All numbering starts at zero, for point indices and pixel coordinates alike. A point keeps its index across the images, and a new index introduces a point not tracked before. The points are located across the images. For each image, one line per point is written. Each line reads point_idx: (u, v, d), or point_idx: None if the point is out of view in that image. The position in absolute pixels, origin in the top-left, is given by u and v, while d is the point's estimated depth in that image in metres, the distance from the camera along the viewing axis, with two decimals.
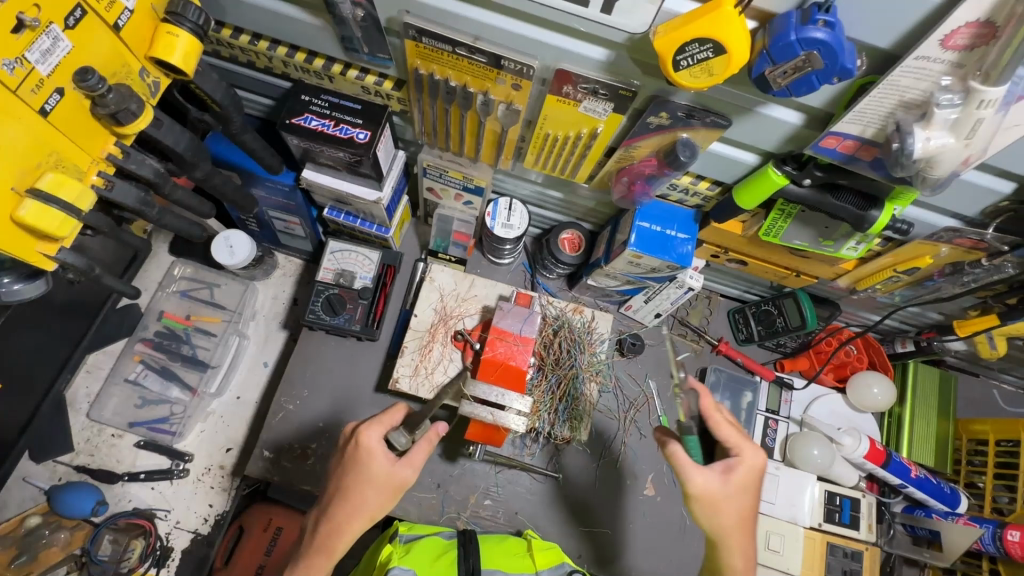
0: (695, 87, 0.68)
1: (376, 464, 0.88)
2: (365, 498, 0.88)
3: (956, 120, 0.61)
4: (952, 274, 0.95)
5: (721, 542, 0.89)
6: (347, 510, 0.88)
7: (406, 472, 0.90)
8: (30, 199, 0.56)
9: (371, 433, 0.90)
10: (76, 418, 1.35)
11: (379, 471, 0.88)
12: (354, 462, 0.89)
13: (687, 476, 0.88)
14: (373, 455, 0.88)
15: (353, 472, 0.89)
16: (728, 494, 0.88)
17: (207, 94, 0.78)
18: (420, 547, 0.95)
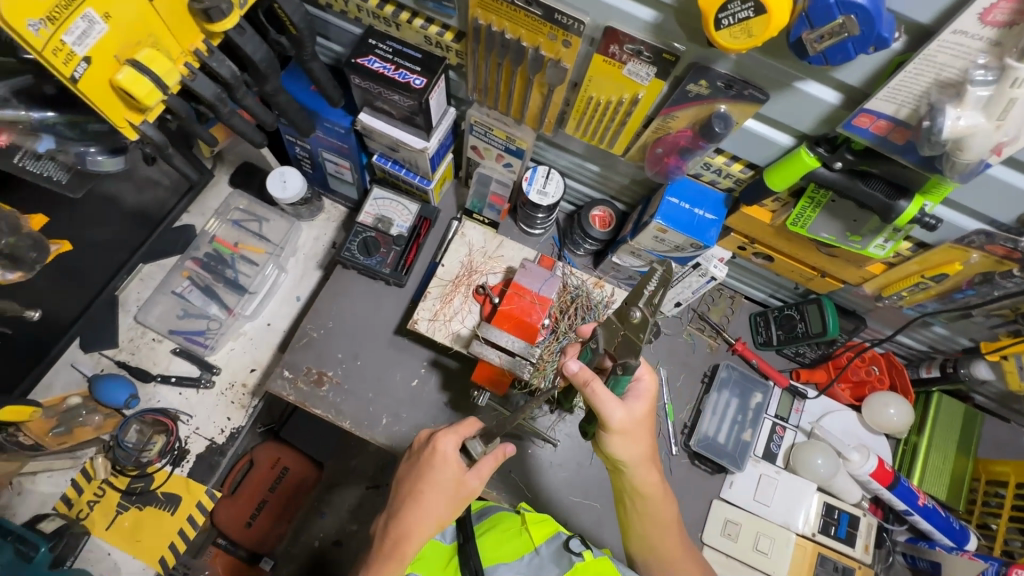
0: (734, 49, 0.71)
1: (449, 470, 0.96)
2: (434, 504, 0.95)
3: (989, 99, 0.62)
4: (981, 284, 0.93)
5: (630, 467, 0.94)
6: (417, 513, 0.94)
7: (474, 482, 0.97)
8: (128, 67, 0.65)
9: (447, 441, 0.98)
10: (124, 318, 1.47)
11: (450, 478, 0.96)
12: (428, 466, 0.97)
13: (607, 412, 0.88)
14: (447, 463, 0.96)
15: (428, 476, 0.96)
16: (636, 425, 0.91)
17: (287, 16, 0.87)
18: (428, 551, 1.02)
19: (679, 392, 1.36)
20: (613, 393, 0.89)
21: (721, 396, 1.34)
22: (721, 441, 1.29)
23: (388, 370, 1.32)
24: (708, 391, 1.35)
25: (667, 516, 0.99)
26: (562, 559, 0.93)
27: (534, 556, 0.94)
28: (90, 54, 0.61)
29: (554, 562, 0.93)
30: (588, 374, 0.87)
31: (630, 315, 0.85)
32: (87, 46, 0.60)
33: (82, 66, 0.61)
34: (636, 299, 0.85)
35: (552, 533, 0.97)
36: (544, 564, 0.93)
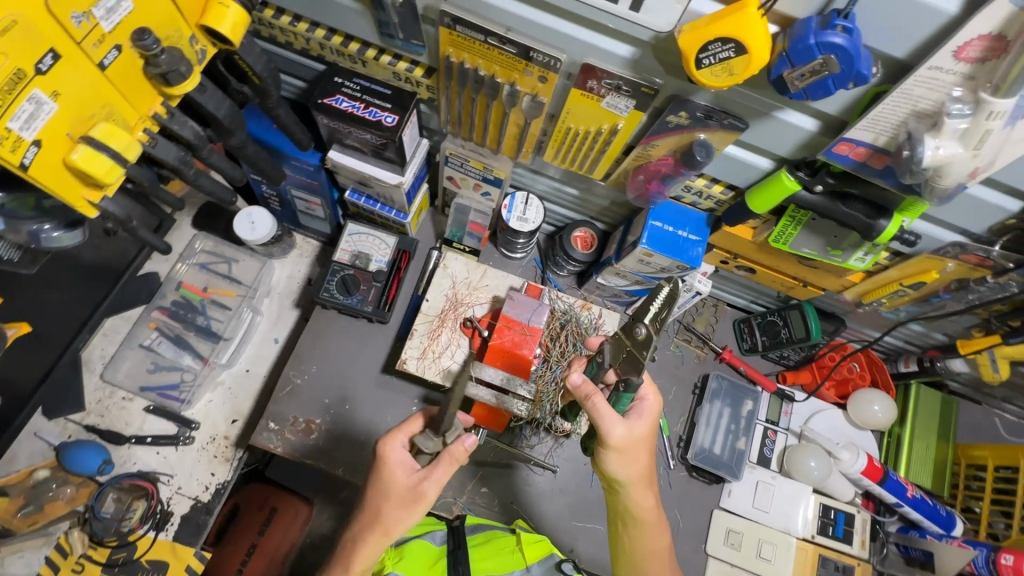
0: (715, 86, 0.70)
1: (395, 479, 0.89)
2: (381, 512, 0.88)
3: (965, 130, 0.63)
4: (957, 290, 0.97)
5: (628, 487, 0.92)
6: (365, 525, 0.89)
7: (427, 490, 0.88)
8: (83, 145, 0.60)
9: (394, 446, 0.91)
10: (89, 378, 1.38)
11: (397, 486, 0.89)
12: (376, 473, 0.90)
13: (606, 429, 0.86)
14: (391, 469, 0.89)
15: (376, 485, 0.90)
16: (637, 445, 0.90)
17: (249, 66, 0.82)
18: (411, 553, 1.02)
19: (672, 405, 1.38)
20: (614, 408, 0.87)
21: (714, 407, 1.35)
22: (717, 451, 1.31)
23: (379, 411, 1.28)
24: (700, 403, 1.36)
25: (658, 542, 0.97)
26: None
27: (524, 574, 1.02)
28: (39, 136, 0.56)
29: None
30: (591, 387, 0.87)
31: (635, 331, 0.83)
32: (36, 129, 0.55)
33: (31, 151, 0.56)
34: (641, 315, 0.83)
35: (546, 554, 1.04)
36: None
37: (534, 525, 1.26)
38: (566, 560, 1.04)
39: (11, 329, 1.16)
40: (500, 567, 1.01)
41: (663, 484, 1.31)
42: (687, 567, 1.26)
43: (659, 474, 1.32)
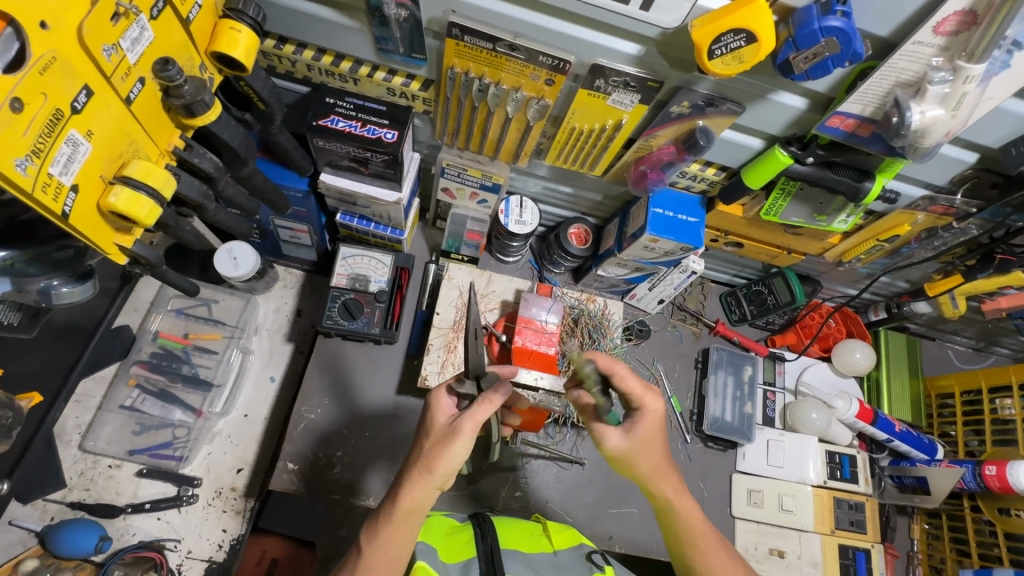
0: (725, 74, 0.76)
1: (437, 422, 0.85)
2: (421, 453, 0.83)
3: (946, 94, 0.73)
4: (926, 239, 1.10)
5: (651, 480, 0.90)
6: (409, 469, 0.83)
7: (465, 423, 0.82)
8: (119, 187, 0.57)
9: (440, 395, 0.88)
10: (67, 450, 1.26)
11: (439, 428, 0.84)
12: (422, 424, 0.88)
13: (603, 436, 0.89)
14: (433, 413, 0.86)
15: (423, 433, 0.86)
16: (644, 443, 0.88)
17: (255, 92, 0.79)
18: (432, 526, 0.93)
19: (679, 382, 1.44)
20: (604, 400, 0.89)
21: (719, 376, 1.42)
22: (728, 418, 1.38)
23: (400, 434, 1.25)
24: (704, 376, 1.43)
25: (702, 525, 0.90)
26: (582, 565, 0.91)
27: (552, 557, 0.92)
28: (77, 181, 0.53)
29: (574, 565, 0.91)
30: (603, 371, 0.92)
31: None
32: (74, 173, 0.52)
33: (70, 197, 0.53)
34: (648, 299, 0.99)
35: (574, 544, 0.96)
36: (562, 564, 0.91)
37: (571, 520, 1.26)
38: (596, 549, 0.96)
39: (25, 400, 1.15)
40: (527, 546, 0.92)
41: (683, 458, 1.37)
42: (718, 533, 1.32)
43: (678, 448, 1.37)
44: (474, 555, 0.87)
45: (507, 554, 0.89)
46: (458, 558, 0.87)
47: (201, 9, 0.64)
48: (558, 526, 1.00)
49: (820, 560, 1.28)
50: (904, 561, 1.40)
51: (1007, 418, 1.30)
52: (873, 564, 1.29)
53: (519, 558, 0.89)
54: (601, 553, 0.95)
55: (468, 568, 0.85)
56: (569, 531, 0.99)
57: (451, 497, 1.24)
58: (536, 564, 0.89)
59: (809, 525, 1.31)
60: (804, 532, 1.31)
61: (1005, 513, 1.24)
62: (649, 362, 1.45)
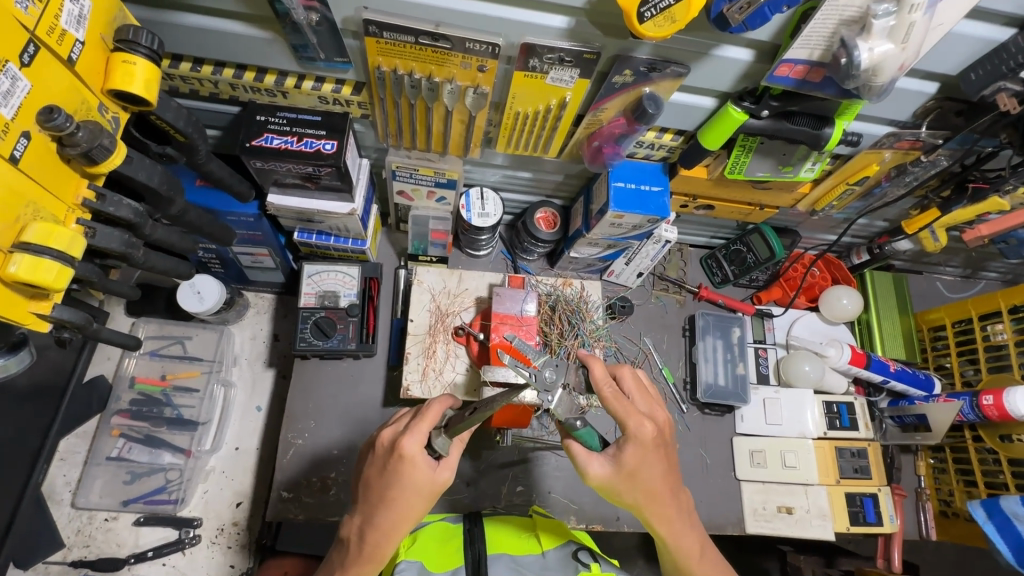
0: (660, 37, 0.71)
1: (414, 473, 0.81)
2: (396, 504, 0.82)
3: (893, 27, 0.70)
4: (897, 176, 1.07)
5: (644, 507, 0.88)
6: (389, 522, 0.82)
7: (444, 475, 0.84)
8: (19, 254, 0.54)
9: (414, 441, 0.81)
10: (60, 510, 1.24)
11: (420, 480, 0.82)
12: (394, 474, 0.81)
13: (585, 467, 0.87)
14: (412, 464, 0.81)
15: (396, 484, 0.81)
16: (629, 474, 0.85)
17: (169, 124, 0.74)
18: (426, 537, 0.96)
19: (669, 353, 1.42)
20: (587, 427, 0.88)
21: (708, 342, 1.40)
22: (722, 383, 1.36)
23: None
24: (693, 343, 1.41)
25: (690, 542, 0.91)
26: (568, 565, 0.92)
27: (540, 558, 0.94)
28: None
29: (561, 566, 0.92)
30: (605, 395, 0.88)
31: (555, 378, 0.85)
32: None
33: None
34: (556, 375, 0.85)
35: (563, 541, 0.97)
36: (550, 566, 0.92)
37: (577, 507, 1.25)
38: (585, 547, 0.96)
39: None
40: (516, 549, 0.95)
41: (681, 429, 1.36)
42: (724, 499, 1.31)
43: (676, 420, 1.36)
44: (462, 562, 0.91)
45: (494, 559, 0.92)
46: (447, 566, 0.90)
47: (85, 46, 0.60)
48: (549, 521, 1.02)
49: (828, 511, 1.27)
50: (914, 499, 1.41)
51: (1000, 343, 1.28)
52: (881, 507, 1.29)
53: (507, 561, 0.92)
54: (588, 550, 0.95)
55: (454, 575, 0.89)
56: (559, 527, 1.00)
57: (453, 502, 1.23)
58: (523, 568, 0.91)
59: (814, 478, 1.30)
60: (810, 486, 1.30)
61: (1006, 440, 1.23)
62: (637, 337, 1.42)
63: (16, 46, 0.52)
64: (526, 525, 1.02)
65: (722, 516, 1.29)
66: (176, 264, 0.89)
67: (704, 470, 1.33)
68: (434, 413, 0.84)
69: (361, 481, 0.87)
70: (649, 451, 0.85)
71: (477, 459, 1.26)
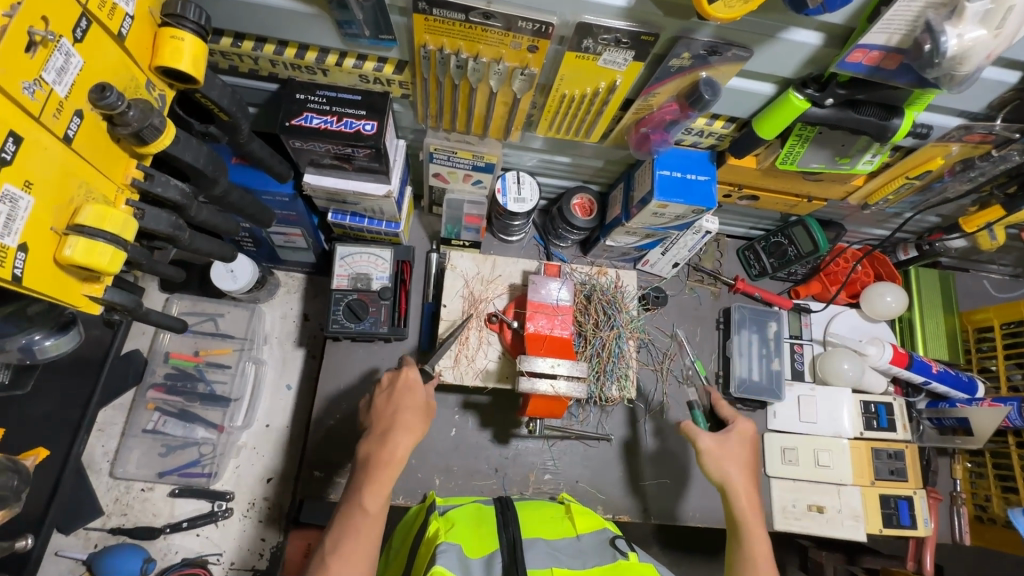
0: (729, 19, 0.67)
1: (414, 395, 0.98)
2: (402, 419, 0.95)
3: (988, 11, 0.64)
4: (961, 171, 1.01)
5: (730, 491, 0.99)
6: (403, 431, 0.94)
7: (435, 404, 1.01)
8: (74, 237, 0.53)
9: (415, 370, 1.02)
10: (99, 479, 1.27)
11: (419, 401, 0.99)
12: (403, 391, 0.99)
13: (697, 437, 1.04)
14: (413, 386, 0.99)
15: (404, 396, 0.98)
16: (725, 451, 1.02)
17: (214, 103, 0.72)
18: (461, 523, 0.95)
19: (702, 345, 1.40)
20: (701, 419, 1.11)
21: (743, 336, 1.36)
22: (757, 378, 1.33)
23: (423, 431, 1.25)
24: (727, 337, 1.38)
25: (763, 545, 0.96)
26: (606, 552, 0.90)
27: (575, 541, 0.94)
28: (24, 239, 0.49)
29: (596, 550, 0.91)
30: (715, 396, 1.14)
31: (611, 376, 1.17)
32: (18, 233, 0.48)
33: (20, 258, 0.49)
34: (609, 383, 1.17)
35: (598, 528, 0.97)
36: (584, 550, 0.91)
37: (604, 497, 1.24)
38: (621, 534, 0.96)
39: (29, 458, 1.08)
40: (550, 534, 0.94)
41: None
42: (755, 495, 1.29)
43: None
44: (497, 547, 0.89)
45: (530, 544, 0.90)
46: (482, 552, 0.89)
47: (134, 20, 0.58)
48: (581, 508, 1.03)
49: (861, 512, 1.25)
50: (948, 503, 1.37)
51: None
52: (916, 510, 1.26)
53: (542, 547, 0.90)
54: (624, 539, 0.94)
55: (491, 561, 0.87)
56: (594, 516, 1.01)
57: (480, 487, 1.23)
58: (558, 553, 0.89)
59: (848, 478, 1.27)
60: (843, 486, 1.27)
61: None
62: (669, 328, 1.40)
63: (69, 20, 0.50)
64: (558, 508, 1.03)
65: None
66: (217, 246, 0.88)
67: None
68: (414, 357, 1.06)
69: (370, 411, 1.00)
70: (731, 459, 1.02)
71: (505, 447, 1.26)
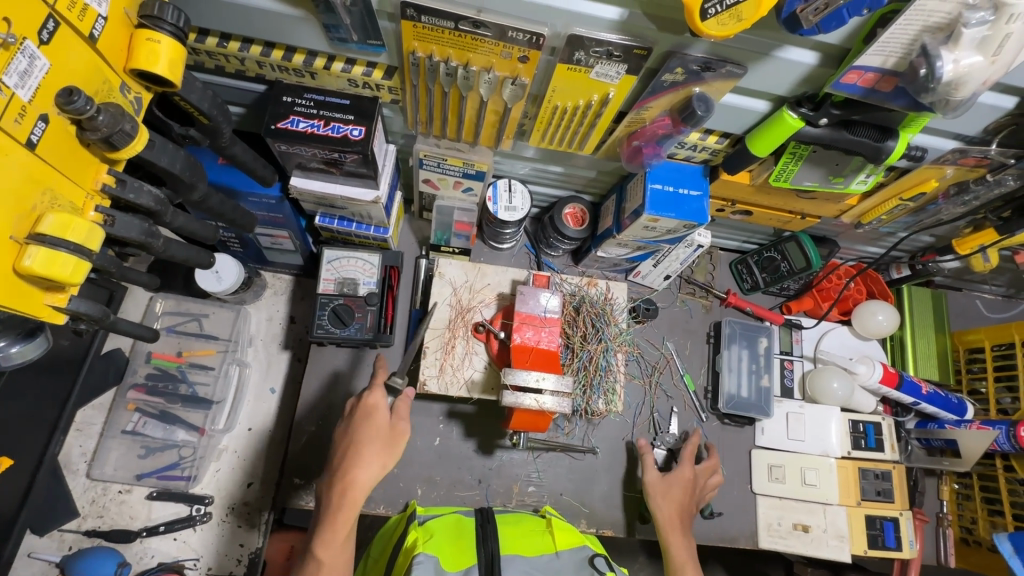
0: (722, 36, 0.66)
1: (379, 418, 0.93)
2: (373, 450, 0.91)
3: (985, 38, 0.63)
4: (955, 194, 1.01)
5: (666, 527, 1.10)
6: (358, 465, 0.89)
7: (403, 425, 0.94)
8: (35, 247, 0.51)
9: (375, 394, 0.95)
10: (76, 480, 1.25)
11: (382, 426, 0.93)
12: (360, 420, 0.93)
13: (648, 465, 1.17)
14: (376, 411, 0.93)
15: (363, 425, 0.93)
16: (665, 485, 1.15)
17: (194, 105, 0.71)
18: (441, 531, 0.95)
19: (691, 359, 1.39)
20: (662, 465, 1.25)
21: (733, 351, 1.35)
22: (745, 395, 1.32)
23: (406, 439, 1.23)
24: (717, 351, 1.37)
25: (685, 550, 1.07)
26: (584, 569, 0.90)
27: (554, 559, 0.92)
28: None
29: (574, 569, 0.90)
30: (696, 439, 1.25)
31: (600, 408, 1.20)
32: None
33: None
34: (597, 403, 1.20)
35: (578, 544, 0.96)
36: (564, 567, 0.90)
37: (588, 510, 1.23)
38: (600, 553, 0.94)
39: None
40: (529, 550, 0.92)
41: None
42: (740, 511, 1.28)
43: (694, 428, 1.33)
44: (475, 561, 0.89)
45: (507, 561, 0.89)
46: (459, 566, 0.88)
47: (108, 21, 0.56)
48: (563, 522, 1.01)
49: (846, 532, 1.24)
50: (934, 525, 1.36)
51: None
52: (901, 532, 1.25)
53: (520, 565, 0.89)
54: (604, 557, 0.94)
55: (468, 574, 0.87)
56: (573, 530, 0.99)
57: (463, 498, 1.21)
58: (536, 570, 0.89)
59: (834, 498, 1.26)
60: (829, 505, 1.26)
61: None
62: (659, 341, 1.38)
63: (35, 22, 0.49)
64: (539, 521, 1.01)
65: (735, 529, 1.27)
66: (197, 251, 0.86)
67: (720, 481, 1.30)
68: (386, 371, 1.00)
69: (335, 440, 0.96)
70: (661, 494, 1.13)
71: (489, 457, 1.24)
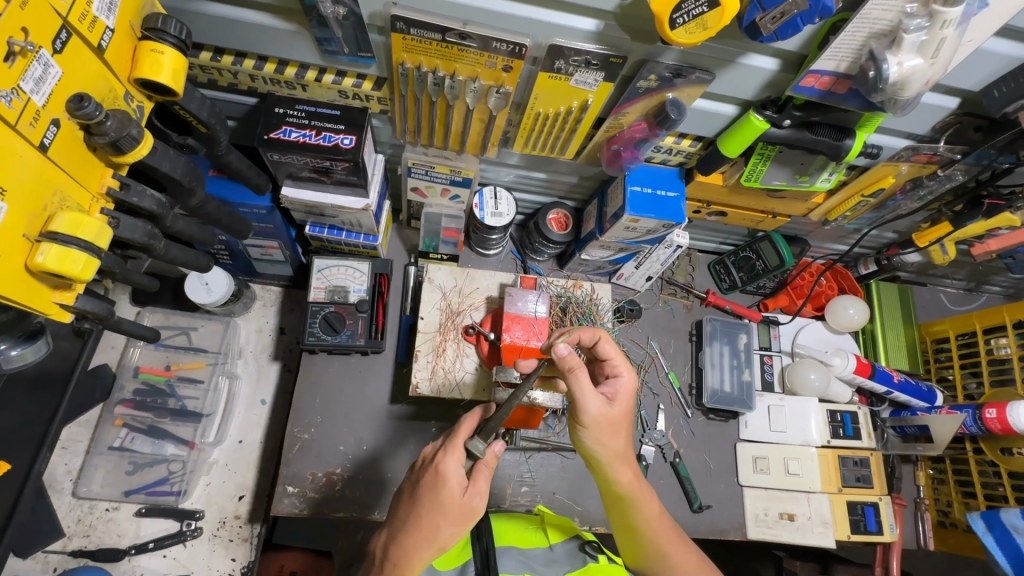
0: (689, 44, 0.71)
1: (449, 492, 0.82)
2: (437, 529, 0.82)
3: (924, 42, 0.69)
4: (911, 189, 1.09)
5: (608, 465, 0.87)
6: (415, 540, 0.82)
7: (475, 501, 0.84)
8: (47, 244, 0.58)
9: (451, 462, 0.84)
10: (61, 499, 1.23)
11: (450, 501, 0.83)
12: (430, 489, 0.83)
13: (581, 405, 0.83)
14: (447, 482, 0.82)
15: (427, 498, 0.83)
16: (600, 427, 0.85)
17: (193, 114, 0.74)
18: None
19: (675, 357, 1.43)
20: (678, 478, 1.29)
21: (714, 347, 1.40)
22: (728, 389, 1.36)
23: (398, 445, 1.24)
24: (700, 348, 1.41)
25: (638, 485, 0.90)
26: (576, 559, 0.91)
27: (547, 551, 0.93)
28: None
29: (568, 560, 0.91)
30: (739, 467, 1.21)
31: None
32: None
33: None
34: None
35: (569, 535, 0.96)
36: (557, 559, 0.91)
37: (581, 508, 1.25)
38: (591, 539, 0.95)
39: None
40: (523, 542, 0.93)
41: (686, 434, 1.36)
42: (728, 503, 1.32)
43: (680, 424, 1.37)
44: (469, 557, 0.89)
45: (503, 552, 0.90)
46: (452, 564, 0.90)
47: (114, 34, 0.62)
48: (555, 517, 1.01)
49: (830, 519, 1.28)
50: (913, 508, 1.43)
51: (1003, 357, 1.30)
52: (881, 516, 1.30)
53: (515, 555, 0.90)
54: (594, 543, 0.94)
55: (462, 571, 0.88)
56: (565, 522, 0.99)
57: None
58: (531, 561, 0.90)
59: (817, 486, 1.30)
60: (812, 493, 1.30)
61: (1007, 453, 1.25)
62: (643, 341, 1.42)
63: (49, 33, 0.54)
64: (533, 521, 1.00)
65: (724, 521, 1.30)
66: (189, 256, 0.88)
67: (708, 474, 1.34)
68: (471, 428, 0.88)
69: (402, 496, 0.89)
70: (605, 426, 0.85)
71: None
